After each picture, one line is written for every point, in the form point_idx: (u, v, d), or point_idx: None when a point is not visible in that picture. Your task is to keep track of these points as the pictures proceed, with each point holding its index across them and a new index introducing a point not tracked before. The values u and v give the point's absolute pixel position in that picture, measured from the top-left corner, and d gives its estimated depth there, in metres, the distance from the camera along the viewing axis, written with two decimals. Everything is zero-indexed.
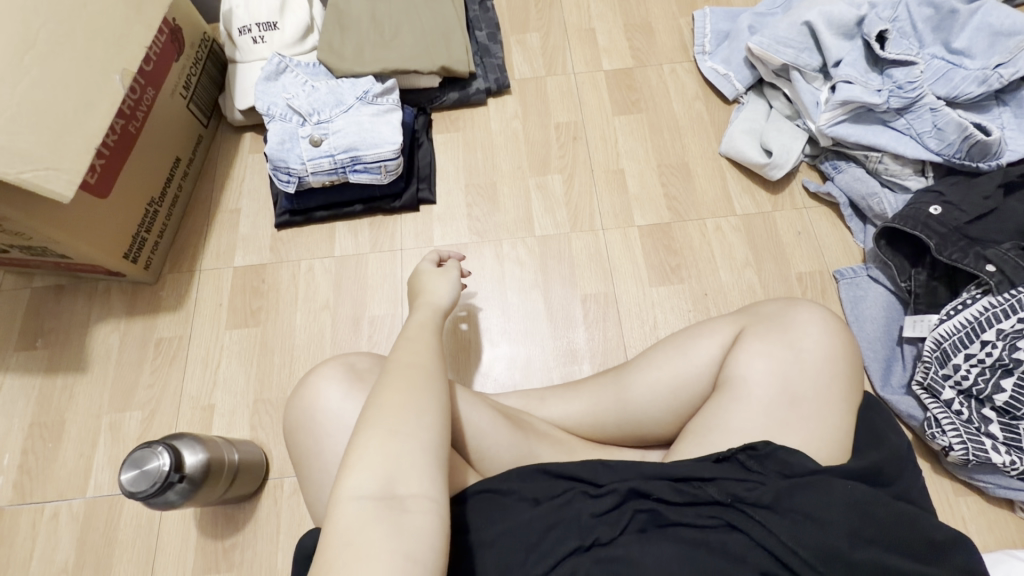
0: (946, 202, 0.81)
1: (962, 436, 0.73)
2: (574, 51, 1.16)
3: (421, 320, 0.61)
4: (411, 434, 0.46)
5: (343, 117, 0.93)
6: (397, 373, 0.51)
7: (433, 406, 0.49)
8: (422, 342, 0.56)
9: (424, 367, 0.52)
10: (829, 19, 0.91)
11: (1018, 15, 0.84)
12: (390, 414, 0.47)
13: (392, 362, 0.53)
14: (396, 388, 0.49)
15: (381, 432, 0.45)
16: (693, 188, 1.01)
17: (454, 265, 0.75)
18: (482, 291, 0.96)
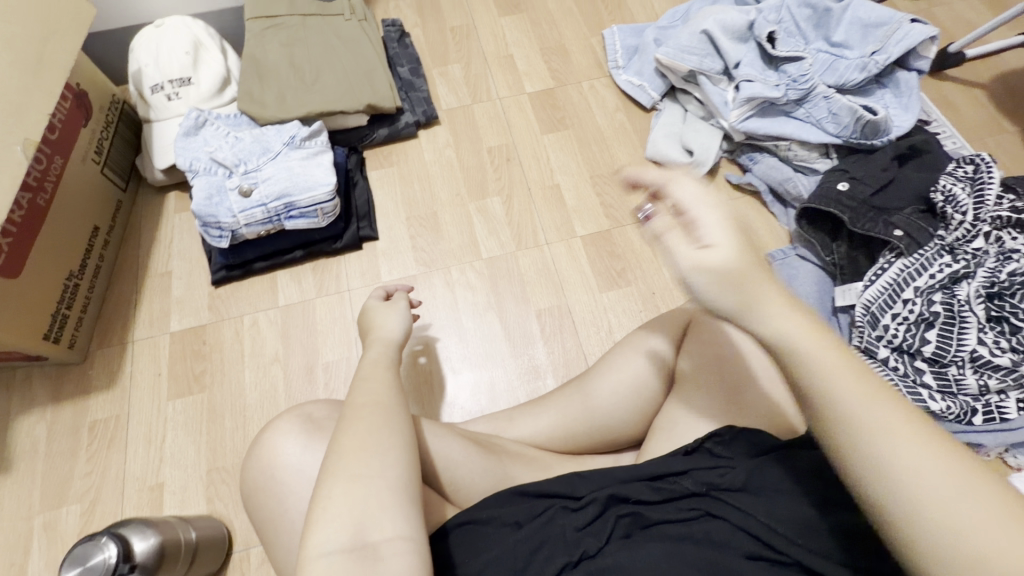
0: (852, 178, 0.88)
1: (902, 390, 0.78)
2: (496, 77, 1.20)
3: (370, 359, 0.59)
4: (376, 475, 0.44)
5: (271, 164, 0.91)
6: (354, 414, 0.49)
7: (397, 442, 0.47)
8: (379, 380, 0.54)
9: (383, 406, 0.50)
10: (724, 27, 0.99)
11: (882, 9, 0.93)
12: (350, 457, 0.45)
13: (349, 403, 0.51)
14: (357, 431, 0.47)
15: (345, 479, 0.43)
16: (626, 194, 1.05)
17: (401, 297, 0.74)
18: (433, 320, 0.95)
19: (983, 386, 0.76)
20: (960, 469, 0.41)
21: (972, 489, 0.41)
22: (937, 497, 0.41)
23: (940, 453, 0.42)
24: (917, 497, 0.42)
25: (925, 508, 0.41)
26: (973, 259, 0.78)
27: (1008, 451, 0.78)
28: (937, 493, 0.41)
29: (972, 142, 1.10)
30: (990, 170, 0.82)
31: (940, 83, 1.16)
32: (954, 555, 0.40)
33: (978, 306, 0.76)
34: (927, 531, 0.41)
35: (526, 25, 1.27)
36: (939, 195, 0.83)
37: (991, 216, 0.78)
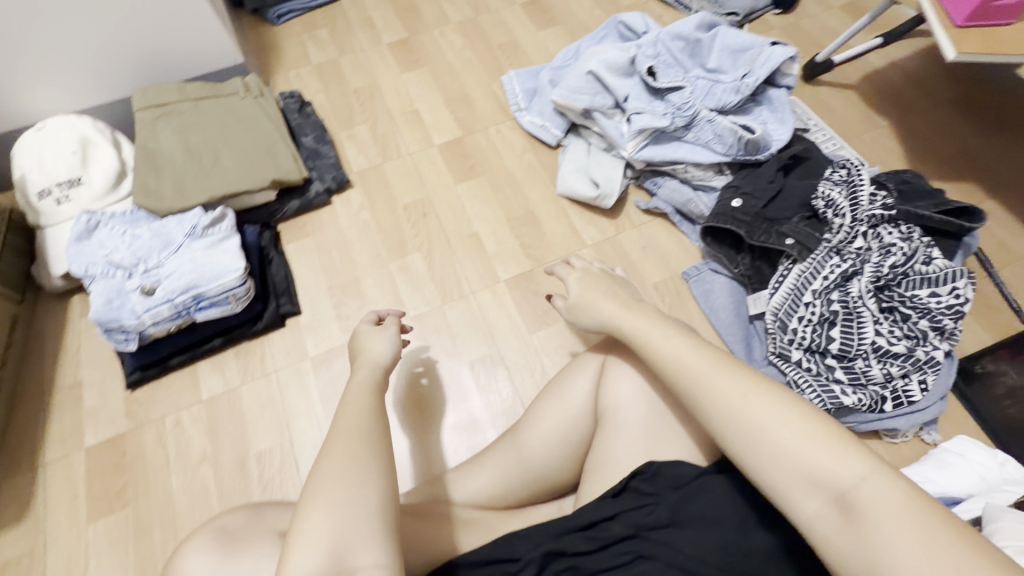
0: (743, 194, 0.94)
1: (817, 389, 0.82)
2: (404, 133, 1.22)
3: (355, 383, 0.59)
4: (357, 501, 0.46)
5: (173, 258, 0.88)
6: (337, 439, 0.51)
7: (376, 469, 0.49)
8: (360, 404, 0.55)
9: (363, 431, 0.52)
10: (608, 65, 1.04)
11: (745, 35, 1.00)
12: (330, 481, 0.47)
13: (335, 428, 0.53)
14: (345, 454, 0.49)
15: (324, 506, 0.45)
16: (543, 233, 1.08)
17: (392, 319, 0.72)
18: (428, 343, 0.97)
19: (887, 374, 0.81)
20: (769, 398, 0.50)
21: (782, 411, 0.49)
22: (755, 422, 0.50)
23: (751, 391, 0.52)
24: (741, 423, 0.51)
25: (749, 433, 0.50)
26: (858, 257, 0.83)
27: (923, 429, 0.86)
28: (755, 417, 0.50)
29: (853, 139, 1.18)
30: (859, 171, 0.89)
31: (815, 88, 1.26)
32: (773, 468, 0.48)
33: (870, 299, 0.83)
34: (754, 453, 0.49)
35: (427, 79, 1.31)
36: (820, 200, 0.89)
37: (867, 215, 0.85)
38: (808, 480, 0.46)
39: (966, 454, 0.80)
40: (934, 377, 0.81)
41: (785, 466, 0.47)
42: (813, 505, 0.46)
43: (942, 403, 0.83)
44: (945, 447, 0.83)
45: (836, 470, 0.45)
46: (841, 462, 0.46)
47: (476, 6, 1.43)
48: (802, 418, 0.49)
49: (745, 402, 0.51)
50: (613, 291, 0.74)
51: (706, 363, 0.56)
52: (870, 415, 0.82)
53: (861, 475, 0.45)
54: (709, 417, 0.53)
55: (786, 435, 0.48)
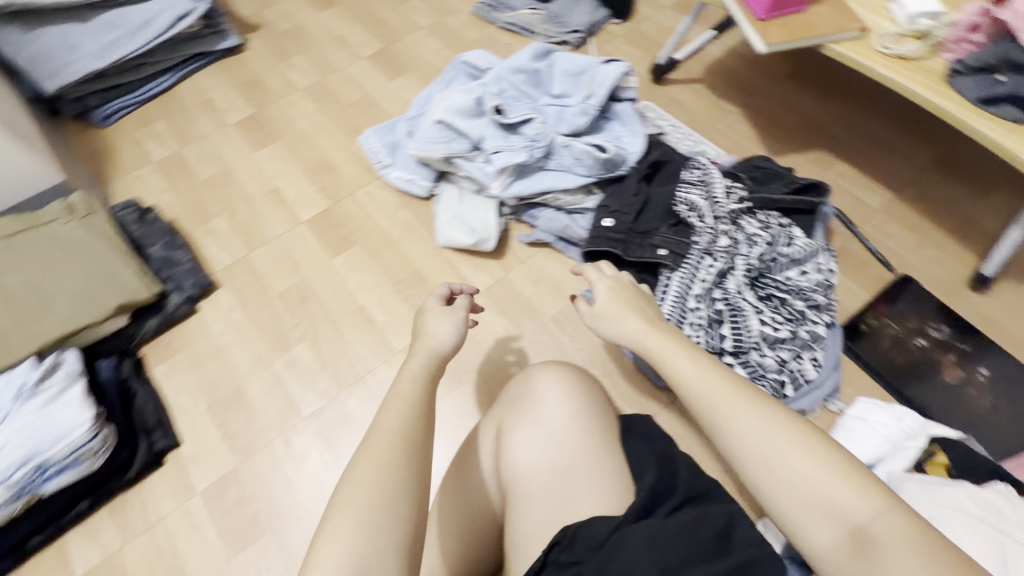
0: (613, 213, 0.94)
1: None
2: (268, 216, 1.14)
3: (410, 372, 0.59)
4: (384, 528, 0.47)
5: (3, 430, 0.77)
6: (374, 448, 0.51)
7: (400, 496, 0.49)
8: (409, 401, 0.56)
9: (410, 440, 0.52)
10: (455, 110, 1.01)
11: (580, 57, 1.02)
12: (359, 499, 0.48)
13: (376, 427, 0.53)
14: (384, 466, 0.50)
15: (354, 518, 0.47)
16: (432, 290, 1.04)
17: (463, 299, 0.70)
18: (521, 331, 1.00)
19: (781, 360, 0.83)
20: (788, 426, 0.49)
21: (802, 441, 0.48)
22: (779, 446, 0.48)
23: (776, 419, 0.50)
24: (759, 447, 0.49)
25: (767, 457, 0.48)
26: (728, 254, 0.85)
27: (827, 400, 0.88)
28: (773, 442, 0.48)
29: (709, 131, 1.22)
30: (711, 171, 0.92)
31: (666, 88, 1.30)
32: (790, 494, 0.46)
33: (747, 291, 0.85)
34: (770, 477, 0.48)
35: (283, 154, 1.24)
36: (682, 206, 0.91)
37: (726, 212, 0.87)
38: (823, 509, 0.45)
39: (868, 417, 0.82)
40: (822, 352, 0.85)
41: (798, 497, 0.46)
42: (825, 534, 0.45)
43: (837, 372, 0.87)
44: (849, 413, 0.85)
45: (852, 503, 0.44)
46: (857, 495, 0.45)
47: (322, 69, 1.39)
48: (816, 452, 0.47)
49: (765, 426, 0.49)
50: (644, 305, 0.66)
51: (729, 390, 0.52)
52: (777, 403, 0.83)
53: (876, 508, 0.44)
54: (726, 440, 0.51)
55: (804, 466, 0.47)
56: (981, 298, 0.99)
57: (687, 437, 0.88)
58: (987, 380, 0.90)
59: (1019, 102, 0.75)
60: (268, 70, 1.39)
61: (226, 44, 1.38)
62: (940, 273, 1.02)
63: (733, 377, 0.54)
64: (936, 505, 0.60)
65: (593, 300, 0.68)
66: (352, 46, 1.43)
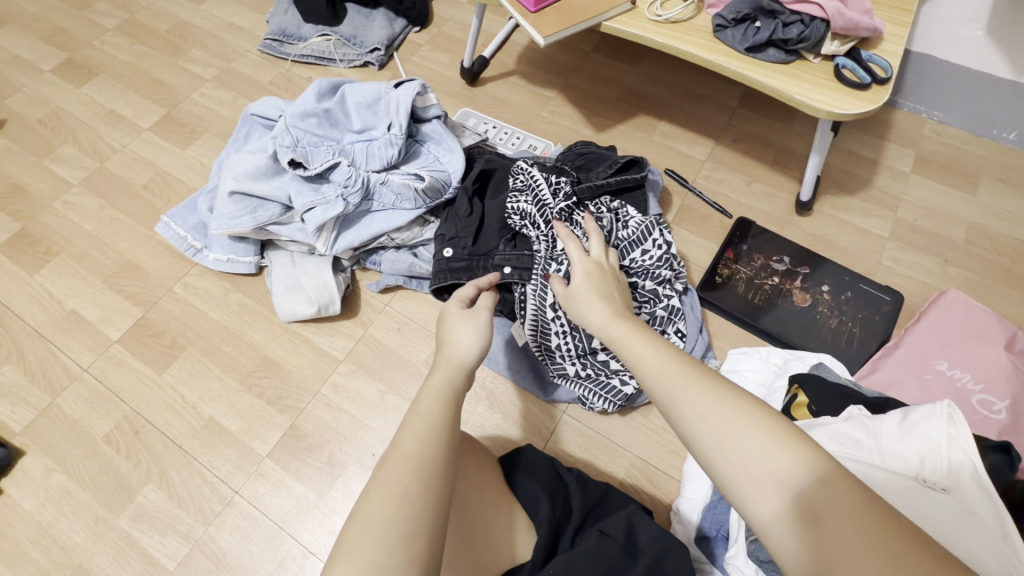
0: (449, 241, 0.89)
1: (601, 394, 0.84)
2: (68, 346, 0.96)
3: (431, 389, 0.55)
4: (393, 571, 0.43)
5: None
6: (392, 472, 0.48)
7: (416, 531, 0.45)
8: (432, 418, 0.52)
9: (432, 464, 0.49)
10: (249, 177, 0.91)
11: (369, 85, 0.94)
12: (372, 518, 0.45)
13: (395, 448, 0.50)
14: (400, 491, 0.46)
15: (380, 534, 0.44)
16: (289, 373, 0.93)
17: (485, 302, 0.67)
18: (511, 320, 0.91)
19: None
20: (740, 399, 0.45)
21: (755, 415, 0.44)
22: (729, 420, 0.44)
23: (736, 394, 0.46)
24: (705, 426, 0.44)
25: (718, 430, 0.44)
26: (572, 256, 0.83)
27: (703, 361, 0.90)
28: (718, 418, 0.44)
29: (536, 121, 1.19)
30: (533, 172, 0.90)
31: (483, 88, 1.25)
32: (737, 469, 0.42)
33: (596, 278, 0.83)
34: (719, 450, 0.43)
35: (70, 267, 1.04)
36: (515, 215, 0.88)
37: (556, 213, 0.86)
38: (767, 476, 0.41)
39: (739, 368, 0.85)
40: (683, 321, 0.86)
41: (745, 473, 0.41)
42: (772, 505, 0.40)
43: (703, 332, 0.91)
44: (724, 368, 0.87)
45: (798, 469, 0.40)
46: (800, 463, 0.41)
47: (97, 153, 1.18)
48: (763, 425, 0.43)
49: (715, 402, 0.45)
50: (614, 295, 0.63)
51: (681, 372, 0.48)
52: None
53: (818, 475, 0.40)
54: (683, 427, 0.46)
55: (751, 438, 0.42)
56: (809, 219, 1.05)
57: (588, 441, 0.86)
58: (831, 296, 0.96)
59: (777, 44, 0.80)
60: (27, 170, 1.16)
61: None
62: (772, 206, 1.07)
63: (688, 360, 0.50)
64: None
65: (568, 282, 0.66)
66: (127, 119, 1.22)
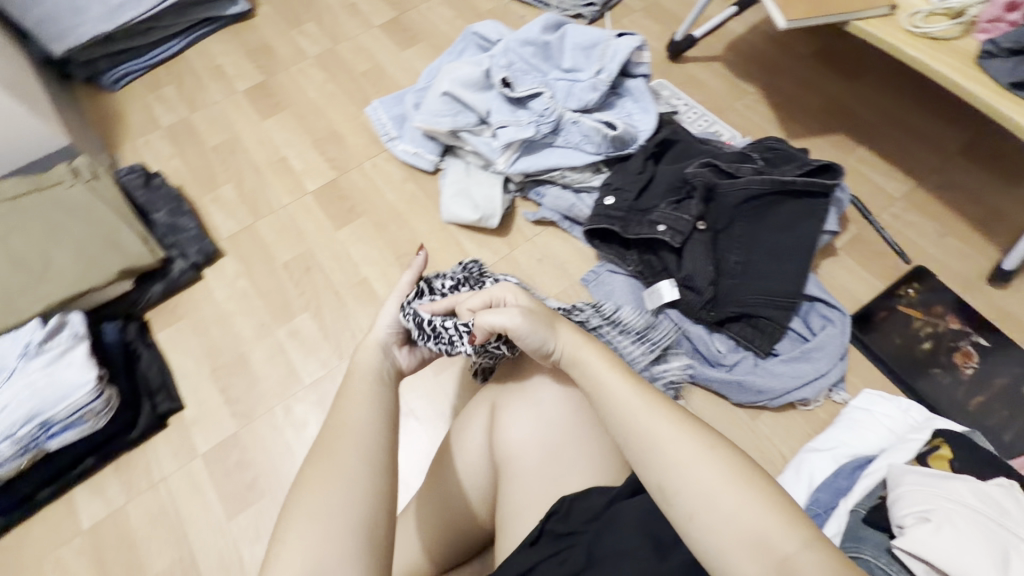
0: (615, 190, 0.93)
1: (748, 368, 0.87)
2: (274, 185, 1.13)
3: (358, 372, 0.60)
4: (335, 519, 0.49)
5: (8, 389, 0.77)
6: (325, 444, 0.53)
7: (357, 482, 0.51)
8: (360, 396, 0.57)
9: (357, 428, 0.54)
10: (462, 83, 1.00)
11: (592, 29, 0.99)
12: (318, 475, 0.51)
13: (331, 421, 0.55)
14: (331, 454, 0.52)
15: (323, 486, 0.50)
16: (437, 264, 1.03)
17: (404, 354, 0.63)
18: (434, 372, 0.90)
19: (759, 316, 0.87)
20: (723, 455, 0.47)
21: (731, 472, 0.46)
22: (708, 468, 0.47)
23: (714, 443, 0.48)
24: (670, 459, 0.48)
25: (694, 475, 0.47)
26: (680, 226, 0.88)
27: (831, 390, 0.86)
28: (707, 466, 0.47)
29: (726, 111, 1.17)
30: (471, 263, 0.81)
31: (682, 66, 1.24)
32: (724, 523, 0.44)
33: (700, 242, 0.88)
34: (691, 497, 0.46)
35: (290, 123, 1.22)
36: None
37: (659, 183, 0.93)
38: (752, 537, 0.43)
39: (872, 408, 0.81)
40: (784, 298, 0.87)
41: (724, 524, 0.44)
42: (753, 569, 0.42)
43: (842, 362, 0.87)
44: (853, 404, 0.83)
45: (779, 534, 0.43)
46: (787, 530, 0.43)
47: (333, 36, 1.35)
48: (739, 484, 0.46)
49: (705, 452, 0.48)
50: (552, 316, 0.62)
51: (642, 402, 0.52)
52: (755, 366, 0.86)
53: (802, 542, 0.43)
54: (664, 458, 0.49)
55: (733, 497, 0.45)
56: (1001, 293, 0.95)
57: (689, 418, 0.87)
58: (1001, 377, 0.87)
59: None
60: (279, 36, 1.36)
61: (236, 9, 1.36)
62: (961, 265, 0.98)
63: (662, 399, 0.53)
64: (935, 497, 0.57)
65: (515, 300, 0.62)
66: (364, 14, 1.38)
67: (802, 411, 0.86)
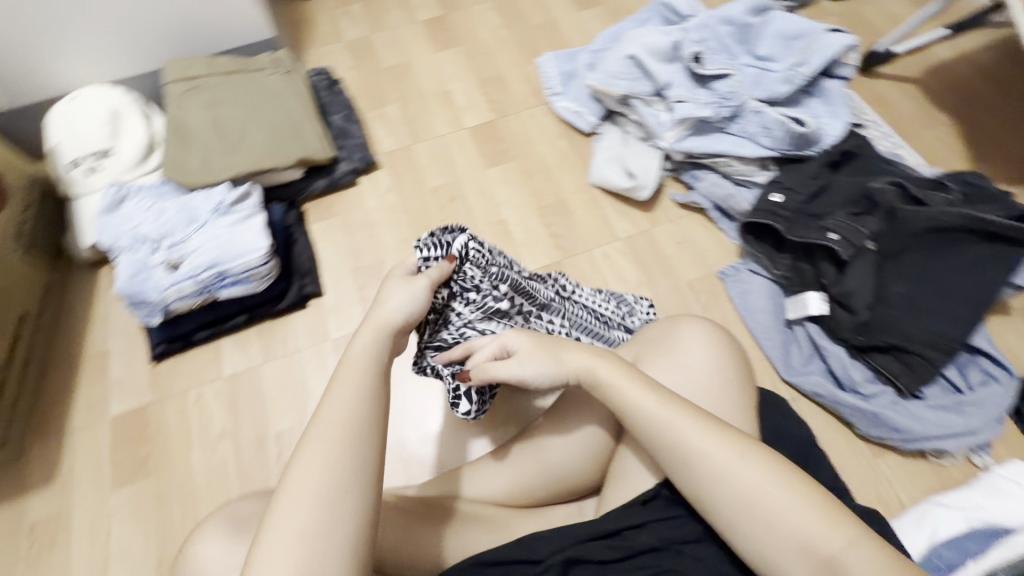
0: (785, 189, 0.91)
1: (887, 403, 0.81)
2: (435, 114, 1.18)
3: (355, 358, 0.55)
4: (319, 525, 0.46)
5: (199, 234, 0.87)
6: (319, 439, 0.50)
7: (347, 488, 0.48)
8: (350, 393, 0.52)
9: (349, 428, 0.50)
10: (650, 49, 0.98)
11: (802, 20, 0.95)
12: (307, 479, 0.47)
13: (320, 417, 0.51)
14: (321, 455, 0.49)
15: (310, 493, 0.47)
16: (575, 223, 1.04)
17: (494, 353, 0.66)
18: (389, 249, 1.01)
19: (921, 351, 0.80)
20: (759, 457, 0.51)
21: (769, 473, 0.50)
22: (751, 470, 0.50)
23: (738, 441, 0.52)
24: (707, 468, 0.52)
25: (722, 472, 0.51)
26: (855, 230, 0.84)
27: (973, 451, 0.79)
28: (747, 467, 0.51)
29: (912, 138, 1.09)
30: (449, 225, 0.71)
31: (872, 81, 1.16)
32: (768, 528, 0.49)
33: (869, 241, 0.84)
34: (727, 497, 0.51)
35: (461, 60, 1.26)
36: (459, 283, 0.71)
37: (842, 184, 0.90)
38: (795, 541, 0.48)
39: (1019, 481, 0.75)
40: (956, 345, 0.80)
41: (776, 525, 0.48)
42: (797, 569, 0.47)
43: (996, 427, 0.79)
44: (996, 471, 0.76)
45: (819, 538, 0.47)
46: (830, 529, 0.47)
47: None
48: (779, 480, 0.50)
49: (737, 459, 0.51)
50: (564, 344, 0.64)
51: (667, 413, 0.54)
52: (893, 403, 0.81)
53: (848, 539, 0.47)
54: (703, 468, 0.52)
55: (779, 497, 0.49)
56: None
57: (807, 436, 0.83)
58: None
59: None
60: None
61: None
62: None
63: (688, 404, 0.55)
64: None
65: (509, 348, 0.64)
66: None
67: (933, 464, 0.80)
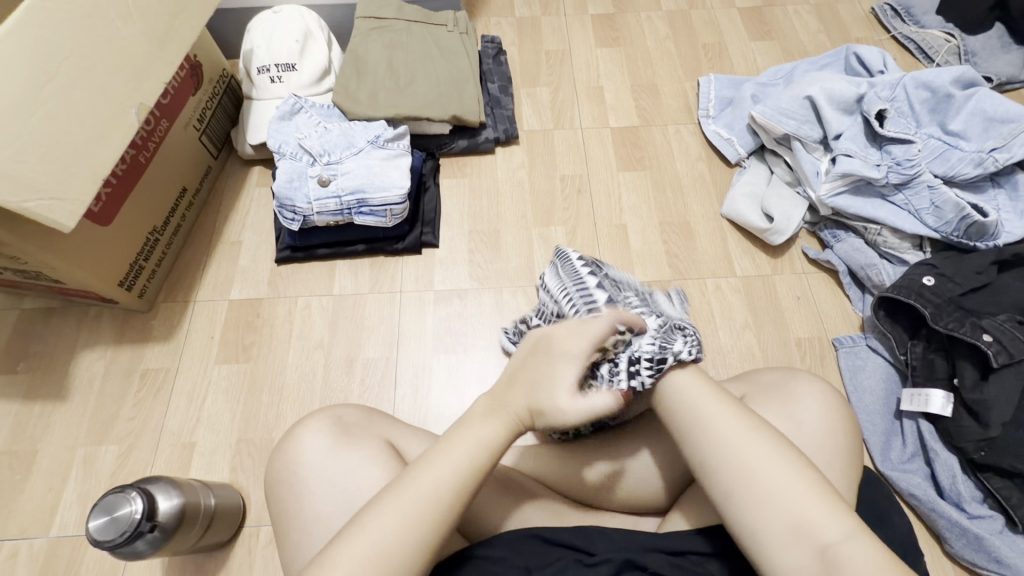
0: (939, 274, 0.84)
1: (989, 529, 0.75)
2: (582, 106, 1.19)
3: (471, 424, 0.53)
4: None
5: (353, 159, 0.94)
6: (412, 493, 0.47)
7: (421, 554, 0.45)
8: (451, 464, 0.49)
9: (441, 497, 0.48)
10: (830, 95, 0.97)
11: (1011, 103, 0.90)
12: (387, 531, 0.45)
13: (417, 466, 0.49)
14: (407, 512, 0.46)
15: (381, 543, 0.45)
16: (694, 247, 1.02)
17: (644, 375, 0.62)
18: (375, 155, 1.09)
19: None
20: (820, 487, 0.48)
21: (833, 506, 0.47)
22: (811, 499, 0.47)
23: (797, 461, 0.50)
24: (764, 493, 0.48)
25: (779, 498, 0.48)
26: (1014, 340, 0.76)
27: None
28: (809, 498, 0.47)
29: None
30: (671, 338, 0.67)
31: None
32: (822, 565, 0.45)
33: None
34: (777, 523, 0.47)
35: (620, 61, 1.26)
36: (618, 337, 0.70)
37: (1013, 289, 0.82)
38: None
39: None
40: None
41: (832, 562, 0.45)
42: None
43: None
44: None
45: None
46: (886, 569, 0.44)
47: None
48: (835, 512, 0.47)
49: (799, 488, 0.48)
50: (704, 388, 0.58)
51: (739, 427, 0.52)
52: (1000, 532, 0.75)
53: None
54: (756, 490, 0.48)
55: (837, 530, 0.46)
56: None
57: None
58: None
59: None
60: None
61: None
62: None
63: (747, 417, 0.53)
64: None
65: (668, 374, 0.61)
66: None
67: None
